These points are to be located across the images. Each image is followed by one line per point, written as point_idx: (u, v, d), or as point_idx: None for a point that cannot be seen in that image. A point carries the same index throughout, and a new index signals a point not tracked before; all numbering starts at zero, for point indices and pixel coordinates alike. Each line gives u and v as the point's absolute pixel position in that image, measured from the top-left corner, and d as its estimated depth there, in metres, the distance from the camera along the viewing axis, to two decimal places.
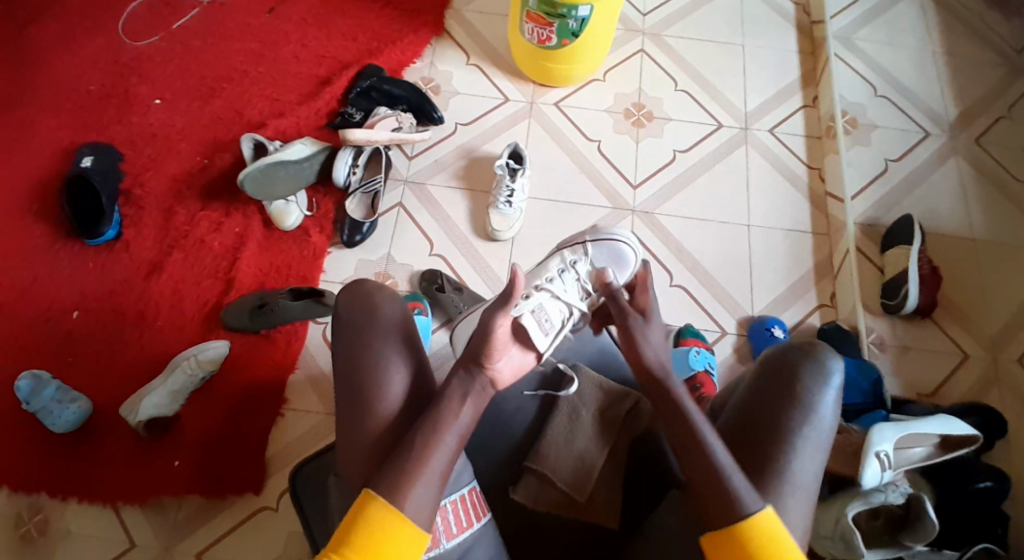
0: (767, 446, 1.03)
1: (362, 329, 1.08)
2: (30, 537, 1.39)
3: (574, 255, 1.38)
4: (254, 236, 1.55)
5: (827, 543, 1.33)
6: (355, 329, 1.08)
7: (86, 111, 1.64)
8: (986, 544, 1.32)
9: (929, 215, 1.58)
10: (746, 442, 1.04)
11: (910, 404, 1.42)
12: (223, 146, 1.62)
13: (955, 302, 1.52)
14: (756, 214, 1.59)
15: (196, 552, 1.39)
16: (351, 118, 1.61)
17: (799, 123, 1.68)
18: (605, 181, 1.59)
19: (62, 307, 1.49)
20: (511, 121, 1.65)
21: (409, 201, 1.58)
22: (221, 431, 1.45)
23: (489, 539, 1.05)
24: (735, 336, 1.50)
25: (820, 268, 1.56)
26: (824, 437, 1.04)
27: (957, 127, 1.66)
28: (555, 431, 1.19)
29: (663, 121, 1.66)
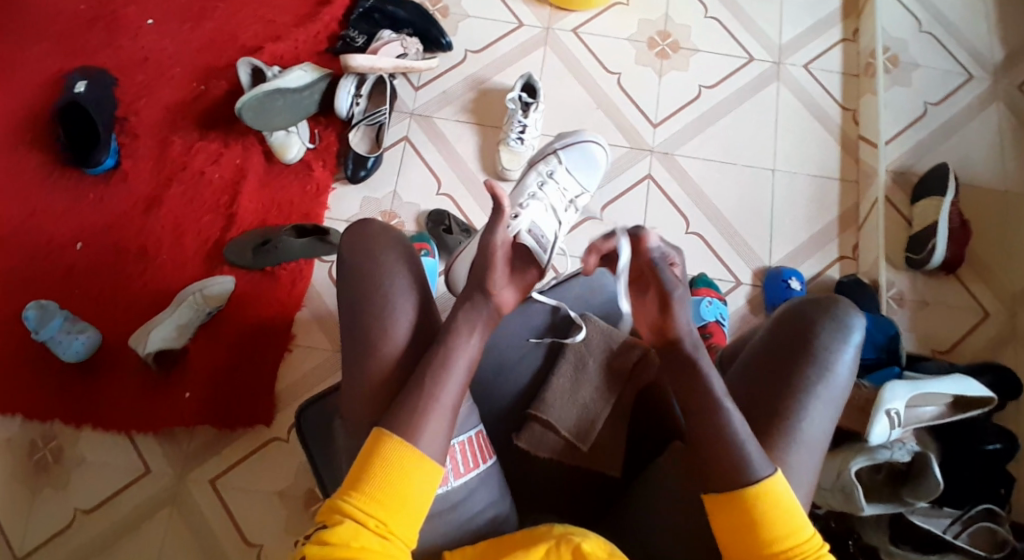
0: (779, 400, 0.98)
1: (357, 276, 0.99)
2: (45, 465, 1.43)
3: (550, 166, 1.29)
4: (254, 169, 1.50)
5: (826, 495, 1.29)
6: (356, 279, 0.98)
7: (76, 32, 1.56)
8: (989, 505, 1.33)
9: (964, 164, 1.48)
10: (757, 395, 1.00)
11: (925, 362, 1.39)
12: (219, 73, 1.55)
13: (980, 258, 1.45)
14: (781, 156, 1.50)
15: (210, 479, 1.43)
16: (353, 43, 1.52)
17: (836, 59, 1.56)
18: (624, 118, 1.50)
19: (64, 240, 1.47)
20: (524, 49, 1.54)
21: (415, 135, 1.50)
22: (229, 366, 1.46)
23: (493, 482, 1.00)
24: (749, 286, 1.44)
25: (844, 217, 1.49)
26: (838, 395, 1.00)
27: (1004, 68, 1.54)
28: (560, 379, 1.15)
29: (689, 53, 1.54)
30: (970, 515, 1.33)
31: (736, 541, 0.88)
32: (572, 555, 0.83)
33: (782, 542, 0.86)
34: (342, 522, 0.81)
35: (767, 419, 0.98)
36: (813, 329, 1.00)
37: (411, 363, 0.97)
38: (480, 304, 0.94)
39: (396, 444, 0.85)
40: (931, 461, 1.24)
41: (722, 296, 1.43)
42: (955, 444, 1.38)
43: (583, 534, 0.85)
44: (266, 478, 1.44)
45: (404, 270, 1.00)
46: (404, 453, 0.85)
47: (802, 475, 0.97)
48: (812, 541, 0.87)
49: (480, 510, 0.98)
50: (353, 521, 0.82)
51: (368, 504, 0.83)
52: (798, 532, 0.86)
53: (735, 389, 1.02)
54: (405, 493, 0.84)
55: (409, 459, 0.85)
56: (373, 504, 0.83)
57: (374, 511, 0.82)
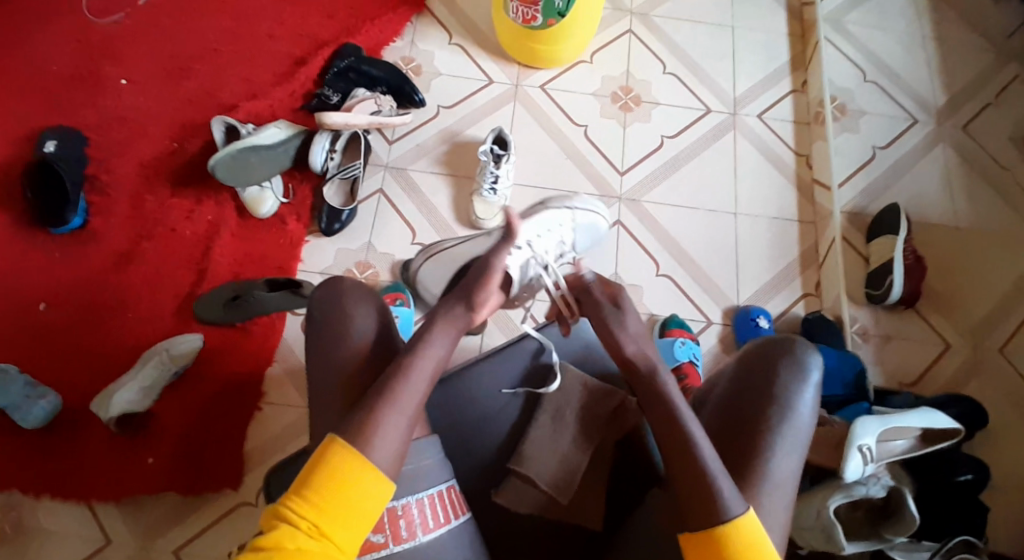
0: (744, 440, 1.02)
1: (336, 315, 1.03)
2: (1, 537, 1.34)
3: (563, 218, 1.36)
4: (227, 224, 1.50)
5: (806, 535, 1.32)
6: (329, 334, 1.03)
7: (48, 92, 1.57)
8: (966, 536, 1.31)
9: (915, 203, 1.57)
10: (724, 439, 1.03)
11: (894, 396, 1.43)
12: (193, 130, 1.56)
13: (938, 292, 1.52)
14: (743, 201, 1.57)
15: (175, 549, 1.36)
16: (328, 100, 1.55)
17: (788, 109, 1.65)
18: (593, 167, 1.56)
19: (28, 300, 1.43)
20: (494, 104, 1.60)
21: (389, 187, 1.53)
22: (197, 428, 1.41)
23: (466, 538, 0.99)
24: (720, 326, 1.48)
25: (805, 256, 1.55)
26: (802, 435, 1.03)
27: (944, 114, 1.65)
28: (538, 432, 1.17)
29: (652, 105, 1.62)
30: (948, 548, 1.31)
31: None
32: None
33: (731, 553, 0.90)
34: (279, 527, 0.85)
35: (741, 450, 1.01)
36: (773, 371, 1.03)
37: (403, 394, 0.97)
38: (458, 316, 1.02)
39: (343, 451, 0.89)
40: (906, 494, 1.28)
41: (695, 337, 1.46)
42: (928, 475, 1.39)
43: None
44: (238, 546, 1.37)
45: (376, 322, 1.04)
46: (349, 462, 0.88)
47: (785, 498, 0.99)
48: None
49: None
50: (289, 526, 0.85)
51: (308, 511, 0.86)
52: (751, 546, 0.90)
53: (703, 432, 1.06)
54: (346, 503, 0.87)
55: (355, 471, 0.88)
56: (314, 511, 0.86)
57: (313, 517, 0.86)
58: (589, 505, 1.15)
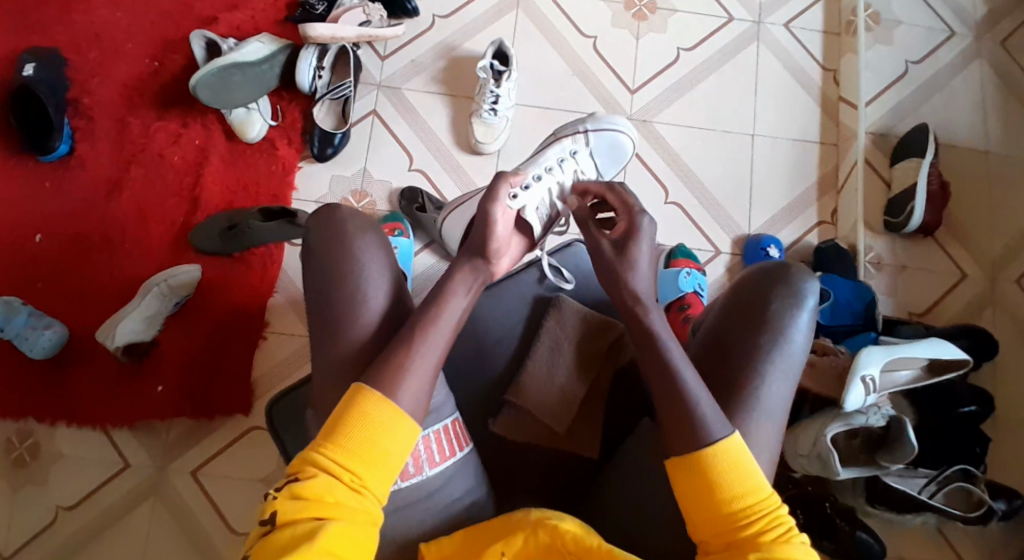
0: (736, 370, 0.99)
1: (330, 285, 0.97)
2: (23, 461, 1.41)
3: (575, 145, 1.24)
4: (216, 149, 1.43)
5: (802, 461, 1.34)
6: (319, 312, 0.97)
7: (15, 5, 1.45)
8: (965, 465, 1.35)
9: (945, 125, 1.46)
10: (717, 366, 1.01)
11: (901, 326, 1.40)
12: (173, 46, 1.46)
13: (959, 221, 1.45)
14: (761, 122, 1.46)
15: (191, 470, 1.42)
16: (313, 10, 1.42)
17: (818, 16, 1.51)
18: (602, 85, 1.44)
19: (21, 231, 1.40)
20: (494, 13, 1.46)
21: (384, 109, 1.44)
22: (203, 356, 1.43)
23: (469, 469, 1.04)
24: (729, 255, 1.43)
25: (824, 182, 1.46)
26: (795, 362, 1.01)
27: (986, 24, 1.50)
28: (536, 362, 1.19)
29: (667, 14, 1.48)
30: (946, 474, 1.35)
31: (699, 502, 0.88)
32: (548, 535, 0.88)
33: (737, 501, 0.87)
34: (317, 477, 0.84)
35: (734, 405, 0.98)
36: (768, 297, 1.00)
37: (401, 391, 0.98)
38: (480, 268, 1.00)
39: (373, 398, 0.88)
40: (906, 423, 1.28)
41: (701, 267, 1.41)
42: (929, 407, 1.39)
43: (559, 515, 0.89)
44: (247, 467, 1.43)
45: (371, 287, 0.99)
46: (379, 408, 0.88)
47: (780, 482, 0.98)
48: (773, 509, 0.87)
49: (458, 496, 1.02)
50: (327, 476, 0.85)
51: (344, 459, 0.86)
52: (752, 493, 0.88)
53: (700, 356, 1.03)
54: (377, 446, 0.87)
55: (386, 417, 0.88)
56: (346, 457, 0.86)
57: (349, 465, 0.85)
58: (584, 436, 1.18)
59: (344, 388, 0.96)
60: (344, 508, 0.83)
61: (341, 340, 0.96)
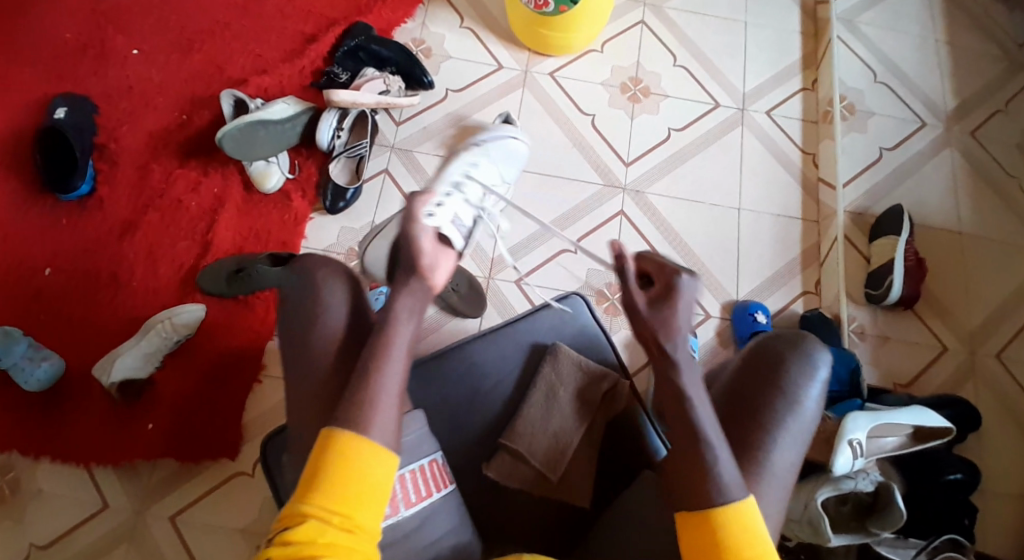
0: (748, 430, 1.01)
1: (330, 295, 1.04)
2: (1, 495, 1.37)
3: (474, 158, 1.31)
4: (232, 198, 1.51)
5: (794, 526, 1.31)
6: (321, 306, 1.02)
7: (60, 60, 1.58)
8: (953, 535, 1.31)
9: (918, 206, 1.57)
10: (726, 424, 1.03)
11: (886, 394, 1.44)
12: (202, 103, 1.57)
13: (937, 295, 1.52)
14: (747, 197, 1.57)
15: (169, 515, 1.38)
16: (337, 78, 1.56)
17: (797, 106, 1.65)
18: (599, 157, 1.56)
19: (34, 264, 1.45)
20: (502, 90, 1.60)
21: (395, 168, 1.54)
22: (196, 397, 1.43)
23: (451, 509, 1.03)
24: (718, 319, 1.49)
25: (807, 254, 1.55)
26: (806, 427, 1.03)
27: (952, 118, 1.65)
28: (532, 407, 1.19)
29: (660, 97, 1.63)
30: (935, 545, 1.31)
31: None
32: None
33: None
34: (307, 522, 0.84)
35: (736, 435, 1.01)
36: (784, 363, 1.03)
37: None
38: (416, 289, 0.98)
39: (351, 438, 0.89)
40: (894, 491, 1.27)
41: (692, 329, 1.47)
42: (915, 473, 1.39)
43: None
44: (227, 515, 1.39)
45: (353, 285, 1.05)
46: (360, 446, 0.88)
47: (771, 499, 0.99)
48: None
49: (436, 539, 1.01)
50: (317, 520, 0.85)
51: (332, 503, 0.86)
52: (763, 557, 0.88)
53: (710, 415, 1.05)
54: (365, 485, 0.88)
55: (368, 454, 0.88)
56: (335, 500, 0.86)
57: (339, 508, 0.86)
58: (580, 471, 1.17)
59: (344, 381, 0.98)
60: (336, 549, 0.84)
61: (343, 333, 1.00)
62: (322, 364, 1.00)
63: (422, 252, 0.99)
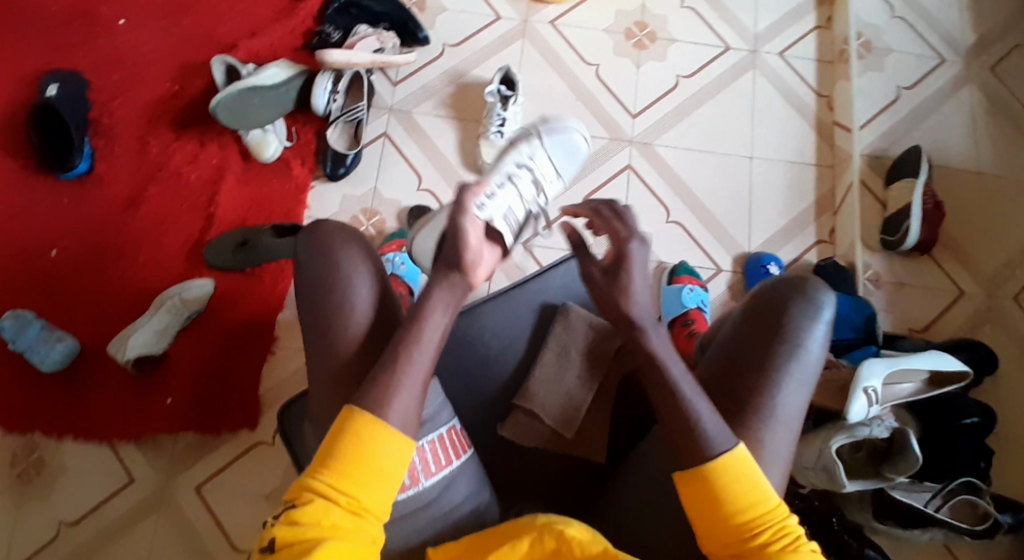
0: (753, 378, 1.00)
1: (328, 280, 1.00)
2: (29, 475, 1.40)
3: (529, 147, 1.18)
4: (232, 169, 1.48)
5: (809, 474, 1.32)
6: (325, 300, 0.99)
7: (44, 32, 1.53)
8: (969, 478, 1.33)
9: (937, 147, 1.51)
10: (729, 376, 1.01)
11: (902, 341, 1.42)
12: (193, 70, 1.52)
13: (954, 239, 1.49)
14: (760, 145, 1.52)
15: (196, 485, 1.41)
16: (329, 39, 1.50)
17: (811, 45, 1.58)
18: (605, 110, 1.51)
19: (39, 245, 1.44)
20: (502, 42, 1.54)
21: (395, 131, 1.50)
22: (212, 370, 1.44)
23: (469, 473, 1.04)
24: (730, 273, 1.46)
25: (821, 202, 1.51)
26: (811, 372, 1.01)
27: (974, 51, 1.57)
28: (544, 366, 1.19)
29: (667, 43, 1.55)
30: (950, 489, 1.34)
31: (711, 515, 0.88)
32: (555, 542, 0.87)
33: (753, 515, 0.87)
34: (314, 501, 0.85)
35: (747, 407, 0.98)
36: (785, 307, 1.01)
37: None
38: (457, 284, 0.96)
39: (364, 419, 0.88)
40: (909, 436, 1.26)
41: (704, 284, 1.44)
42: (933, 418, 1.39)
43: (565, 522, 0.89)
44: (252, 481, 1.42)
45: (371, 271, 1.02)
46: (371, 428, 0.88)
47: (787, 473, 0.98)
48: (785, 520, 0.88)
49: (459, 502, 1.02)
50: (324, 500, 0.85)
51: (339, 481, 0.86)
52: (766, 506, 0.87)
53: (712, 371, 1.03)
54: (374, 467, 0.87)
55: (380, 437, 0.88)
56: (344, 480, 0.86)
57: (344, 487, 0.86)
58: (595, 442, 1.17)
59: (349, 374, 0.97)
60: (342, 529, 0.84)
61: (349, 326, 0.98)
62: (327, 355, 0.98)
63: (468, 244, 0.96)
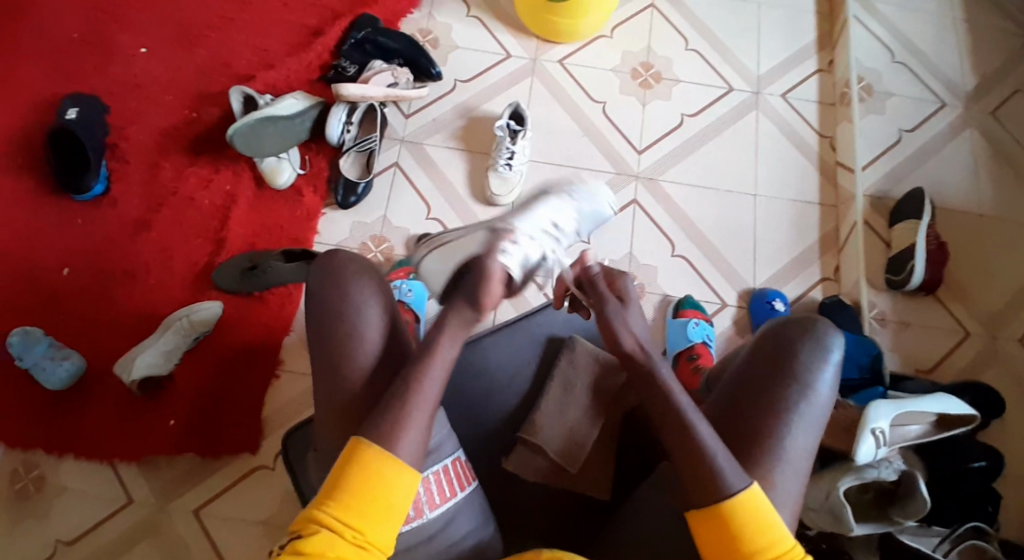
0: (763, 418, 1.00)
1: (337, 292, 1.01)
2: (26, 492, 1.39)
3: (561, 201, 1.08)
4: (244, 195, 1.51)
5: (814, 515, 1.28)
6: (326, 311, 1.00)
7: (70, 60, 1.59)
8: (977, 522, 1.31)
9: (939, 188, 1.53)
10: (739, 415, 1.01)
11: (909, 382, 1.41)
12: (211, 100, 1.58)
13: (958, 279, 1.49)
14: (763, 183, 1.54)
15: (193, 509, 1.40)
16: (344, 72, 1.56)
17: (813, 88, 1.62)
18: (610, 145, 1.54)
19: (52, 264, 1.47)
20: (512, 79, 1.59)
21: (405, 161, 1.53)
22: (215, 393, 1.44)
23: (473, 508, 1.02)
24: (735, 308, 1.47)
25: (825, 240, 1.52)
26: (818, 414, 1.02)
27: (972, 97, 1.61)
28: (548, 401, 1.18)
29: (671, 83, 1.60)
30: (958, 533, 1.32)
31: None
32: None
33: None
34: (320, 533, 0.84)
35: (752, 431, 0.99)
36: (796, 348, 1.02)
37: (387, 383, 0.99)
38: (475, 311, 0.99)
39: (376, 453, 0.88)
40: (917, 479, 1.23)
41: (708, 318, 1.45)
42: (940, 462, 1.36)
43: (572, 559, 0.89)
44: (249, 508, 1.40)
45: (378, 290, 1.03)
46: (382, 465, 0.88)
47: (789, 491, 0.97)
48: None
49: (463, 535, 1.00)
50: (331, 532, 0.84)
51: (347, 516, 0.85)
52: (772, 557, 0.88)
53: (721, 408, 1.03)
54: (384, 499, 0.87)
55: (391, 474, 0.88)
56: (352, 515, 0.86)
57: (352, 523, 0.85)
58: (597, 473, 1.15)
59: (354, 380, 0.98)
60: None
61: (349, 336, 0.99)
62: (330, 364, 0.99)
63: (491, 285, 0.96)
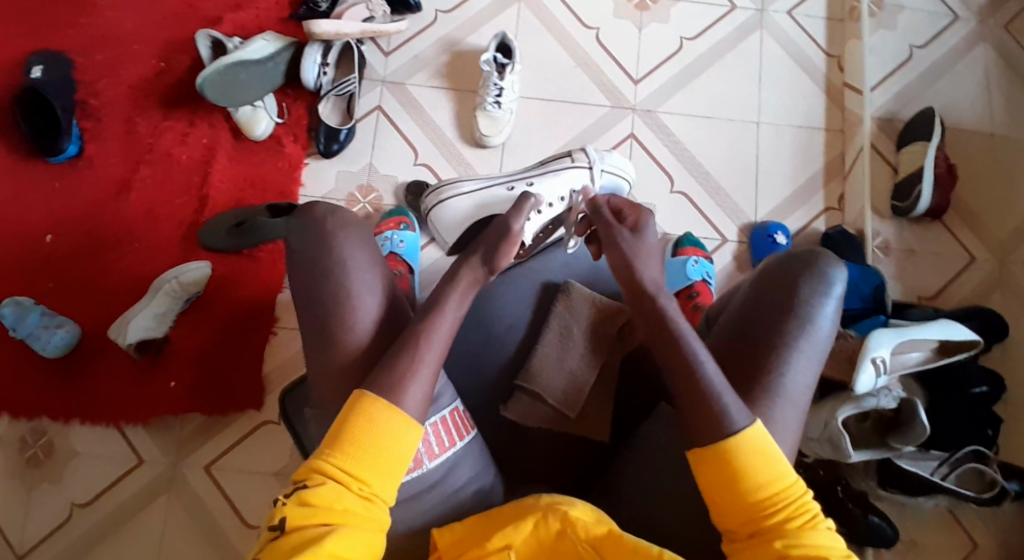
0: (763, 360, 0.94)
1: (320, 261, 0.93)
2: (36, 460, 1.39)
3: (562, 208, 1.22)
4: (223, 147, 1.45)
5: (814, 445, 1.28)
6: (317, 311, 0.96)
7: (30, 13, 1.50)
8: (977, 446, 1.29)
9: (950, 108, 1.47)
10: (737, 363, 0.95)
11: (911, 309, 1.37)
12: (181, 47, 1.49)
13: (967, 203, 1.44)
14: (766, 109, 1.47)
15: (204, 464, 1.40)
16: (317, 8, 1.47)
17: (821, 3, 1.53)
18: (605, 76, 1.47)
19: (36, 231, 1.42)
20: (499, 7, 1.50)
21: (388, 104, 1.46)
22: (214, 351, 1.43)
23: (474, 455, 0.96)
24: (735, 243, 1.42)
25: (830, 167, 1.46)
26: (822, 349, 0.95)
27: (986, 10, 1.53)
28: (546, 347, 1.09)
29: (670, 3, 1.52)
30: (957, 457, 1.30)
31: (721, 496, 0.84)
32: (560, 522, 0.83)
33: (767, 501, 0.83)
34: (324, 484, 0.81)
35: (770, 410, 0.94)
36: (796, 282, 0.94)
37: None
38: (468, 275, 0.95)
39: (379, 403, 0.84)
40: (918, 406, 1.21)
41: (709, 256, 1.39)
42: (939, 389, 1.34)
43: (570, 502, 0.85)
44: (260, 461, 1.40)
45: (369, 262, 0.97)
46: (385, 412, 0.84)
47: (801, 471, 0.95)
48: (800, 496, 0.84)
49: (466, 490, 0.95)
50: (335, 483, 0.81)
51: (352, 468, 0.82)
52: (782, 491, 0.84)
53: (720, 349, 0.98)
54: (390, 451, 0.83)
55: (392, 421, 0.84)
56: (356, 465, 0.82)
57: (359, 473, 0.82)
58: (596, 419, 1.08)
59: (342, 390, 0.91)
60: (353, 515, 0.80)
61: None
62: None
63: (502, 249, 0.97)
